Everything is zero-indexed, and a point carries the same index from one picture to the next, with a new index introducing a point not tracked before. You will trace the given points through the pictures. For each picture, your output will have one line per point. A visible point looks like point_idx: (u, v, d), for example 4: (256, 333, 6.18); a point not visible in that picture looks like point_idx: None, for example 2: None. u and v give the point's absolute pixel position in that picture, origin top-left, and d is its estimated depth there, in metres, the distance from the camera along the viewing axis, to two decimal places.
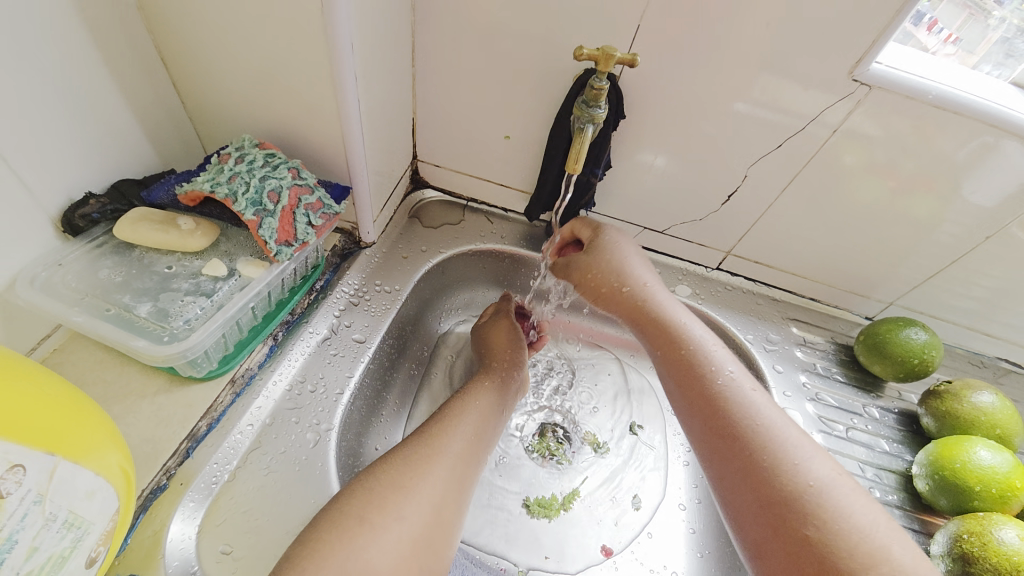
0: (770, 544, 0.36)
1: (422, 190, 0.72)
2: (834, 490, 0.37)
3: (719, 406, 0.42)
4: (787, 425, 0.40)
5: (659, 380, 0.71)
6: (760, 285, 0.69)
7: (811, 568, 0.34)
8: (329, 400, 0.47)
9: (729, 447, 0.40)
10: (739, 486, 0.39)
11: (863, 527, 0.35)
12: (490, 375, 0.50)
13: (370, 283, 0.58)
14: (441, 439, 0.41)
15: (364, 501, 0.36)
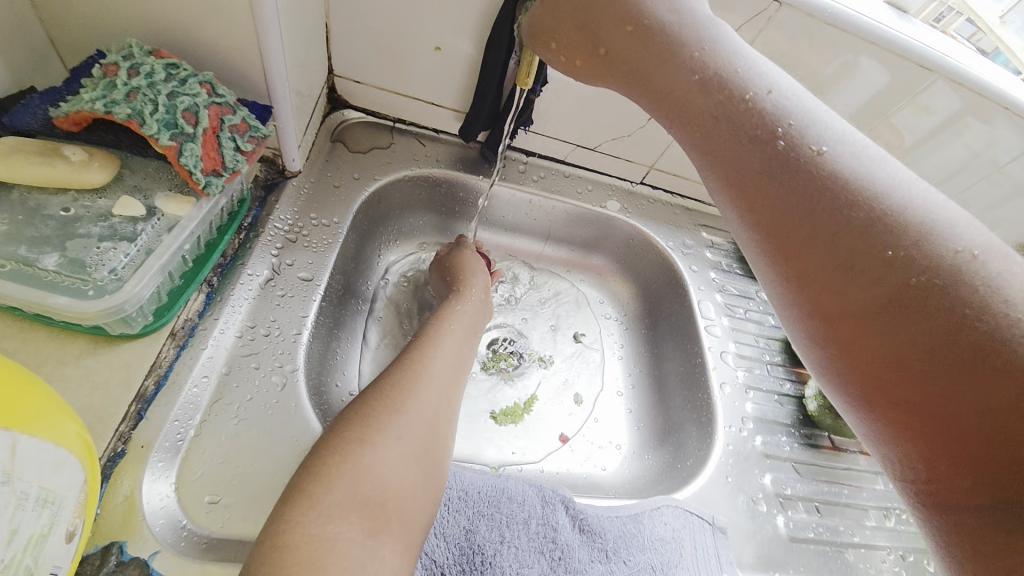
0: (857, 350, 0.29)
1: (342, 111, 0.66)
2: (954, 269, 0.27)
3: (790, 203, 0.31)
4: (888, 189, 0.29)
5: (592, 290, 0.78)
6: (676, 196, 0.79)
7: (915, 367, 0.27)
8: (287, 342, 0.45)
9: (802, 239, 0.30)
10: (811, 301, 0.31)
11: (994, 303, 0.26)
12: (457, 300, 0.53)
13: (305, 216, 0.54)
14: (424, 362, 0.43)
15: (357, 429, 0.37)
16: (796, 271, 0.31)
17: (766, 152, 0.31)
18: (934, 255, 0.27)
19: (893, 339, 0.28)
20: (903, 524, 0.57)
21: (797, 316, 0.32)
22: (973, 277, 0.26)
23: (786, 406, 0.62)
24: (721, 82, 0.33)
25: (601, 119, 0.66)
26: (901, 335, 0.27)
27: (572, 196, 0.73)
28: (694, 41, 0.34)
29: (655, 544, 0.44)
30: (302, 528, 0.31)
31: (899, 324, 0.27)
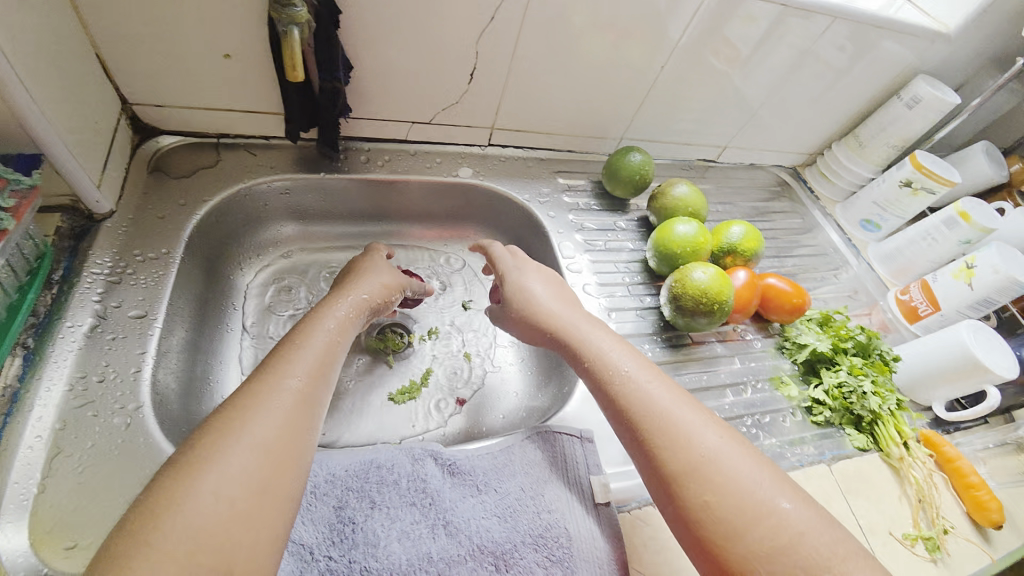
0: (658, 485, 0.42)
1: (156, 139, 0.64)
2: (724, 465, 0.40)
3: (650, 419, 0.44)
4: (696, 419, 0.44)
5: (472, 256, 0.81)
6: (527, 150, 0.82)
7: (688, 501, 0.40)
8: (127, 381, 0.47)
9: (604, 390, 0.48)
10: (635, 449, 0.44)
11: (745, 489, 0.39)
12: (323, 314, 0.51)
13: (127, 255, 0.54)
14: (277, 375, 0.42)
15: (185, 469, 0.34)
16: (614, 419, 0.47)
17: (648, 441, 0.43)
18: (710, 453, 0.41)
19: (680, 486, 0.41)
20: (756, 392, 0.67)
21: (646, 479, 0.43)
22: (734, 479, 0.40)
23: (647, 318, 0.70)
24: (586, 351, 0.52)
25: (420, 93, 0.67)
26: (683, 486, 0.40)
27: (422, 172, 0.74)
28: (581, 321, 0.55)
29: (523, 471, 0.49)
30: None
31: (691, 483, 0.40)
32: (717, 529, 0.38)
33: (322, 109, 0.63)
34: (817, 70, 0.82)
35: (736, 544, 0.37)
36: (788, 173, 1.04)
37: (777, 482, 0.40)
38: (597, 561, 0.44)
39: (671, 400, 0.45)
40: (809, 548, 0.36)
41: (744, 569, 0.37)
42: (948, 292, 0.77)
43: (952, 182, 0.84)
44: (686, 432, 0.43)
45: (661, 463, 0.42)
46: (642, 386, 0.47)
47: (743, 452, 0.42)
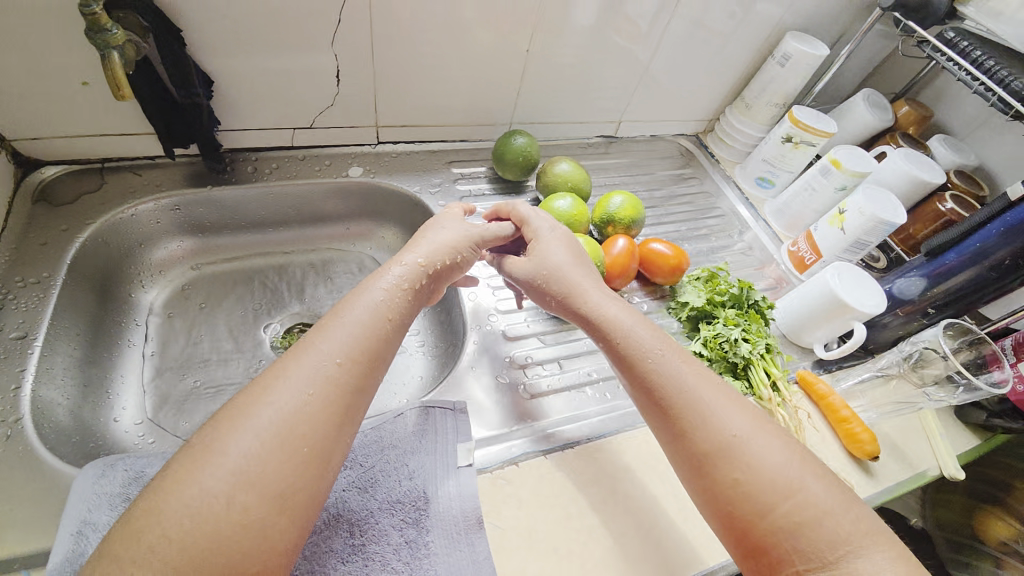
0: (687, 460, 0.45)
1: (40, 170, 0.66)
2: (756, 448, 0.43)
3: (689, 399, 0.46)
4: (728, 405, 0.45)
5: (378, 252, 0.85)
6: (419, 144, 0.85)
7: (719, 478, 0.43)
8: (8, 397, 0.51)
9: (632, 372, 0.49)
10: (665, 428, 0.46)
11: (774, 472, 0.42)
12: (366, 282, 0.49)
13: (9, 281, 0.57)
14: (309, 353, 0.41)
15: (190, 459, 0.35)
16: (643, 399, 0.48)
17: (681, 419, 0.45)
18: (740, 435, 0.44)
19: (713, 465, 0.43)
20: None
21: (674, 452, 0.46)
22: (765, 460, 0.42)
23: None
24: (620, 327, 0.51)
25: (290, 98, 0.70)
26: (712, 464, 0.43)
27: (312, 175, 0.77)
28: (602, 299, 0.54)
29: (391, 444, 0.53)
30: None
31: (723, 462, 0.43)
32: (747, 502, 0.41)
33: (191, 128, 0.66)
34: (699, 36, 0.86)
35: (763, 520, 0.40)
36: (691, 141, 1.07)
37: (805, 465, 0.43)
38: (451, 518, 0.48)
39: (702, 383, 0.47)
40: (833, 526, 0.40)
41: (772, 541, 0.40)
42: (826, 239, 0.81)
43: (829, 133, 0.87)
44: (717, 418, 0.44)
45: (694, 444, 0.44)
46: (674, 367, 0.48)
47: (775, 437, 0.44)
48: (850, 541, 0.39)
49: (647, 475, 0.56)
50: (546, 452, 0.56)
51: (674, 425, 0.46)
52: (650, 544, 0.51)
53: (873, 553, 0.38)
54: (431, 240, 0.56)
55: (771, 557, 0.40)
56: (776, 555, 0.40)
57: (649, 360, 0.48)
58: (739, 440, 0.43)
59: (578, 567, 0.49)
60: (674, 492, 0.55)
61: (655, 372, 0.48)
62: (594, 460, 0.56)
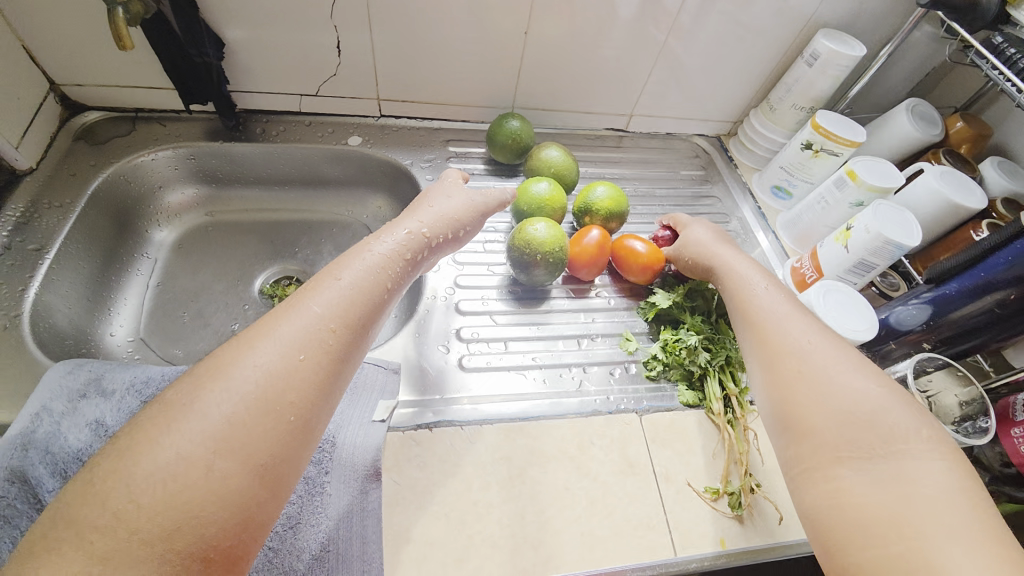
0: (760, 362, 0.50)
1: (83, 114, 0.76)
2: (826, 360, 0.46)
3: (776, 319, 0.52)
4: (809, 331, 0.49)
5: (371, 221, 0.89)
6: (420, 121, 0.88)
7: (783, 375, 0.47)
8: (15, 294, 0.60)
9: (734, 298, 0.58)
10: (749, 339, 0.52)
11: (840, 380, 0.44)
12: (393, 228, 0.54)
13: (39, 201, 0.67)
14: (304, 299, 0.42)
15: (160, 421, 0.33)
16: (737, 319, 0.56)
17: (764, 330, 0.51)
18: (813, 351, 0.47)
19: (780, 368, 0.47)
20: (594, 345, 0.69)
21: (752, 359, 0.51)
22: (834, 373, 0.45)
23: (497, 272, 0.73)
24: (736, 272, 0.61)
25: (295, 66, 0.76)
26: (783, 365, 0.47)
27: (314, 140, 0.82)
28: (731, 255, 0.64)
29: None
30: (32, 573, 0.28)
31: (792, 365, 0.47)
32: (806, 394, 0.44)
33: (204, 86, 0.73)
34: (719, 29, 0.82)
35: (814, 411, 0.43)
36: (711, 142, 1.01)
37: (875, 385, 0.43)
38: (351, 466, 0.50)
39: (790, 315, 0.52)
40: (885, 426, 0.40)
41: (817, 428, 0.42)
42: (829, 256, 0.74)
43: (856, 142, 0.80)
44: (801, 335, 0.49)
45: (770, 345, 0.50)
46: (765, 297, 0.55)
47: (856, 362, 0.46)
48: (912, 456, 0.38)
49: (561, 464, 0.56)
50: (464, 423, 0.57)
51: (754, 333, 0.52)
52: (545, 529, 0.51)
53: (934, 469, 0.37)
54: (444, 208, 0.61)
55: (809, 444, 0.42)
56: (818, 440, 0.42)
57: (756, 294, 0.56)
58: (816, 353, 0.47)
59: (464, 534, 0.49)
60: (584, 486, 0.55)
61: (755, 301, 0.55)
62: (511, 439, 0.57)
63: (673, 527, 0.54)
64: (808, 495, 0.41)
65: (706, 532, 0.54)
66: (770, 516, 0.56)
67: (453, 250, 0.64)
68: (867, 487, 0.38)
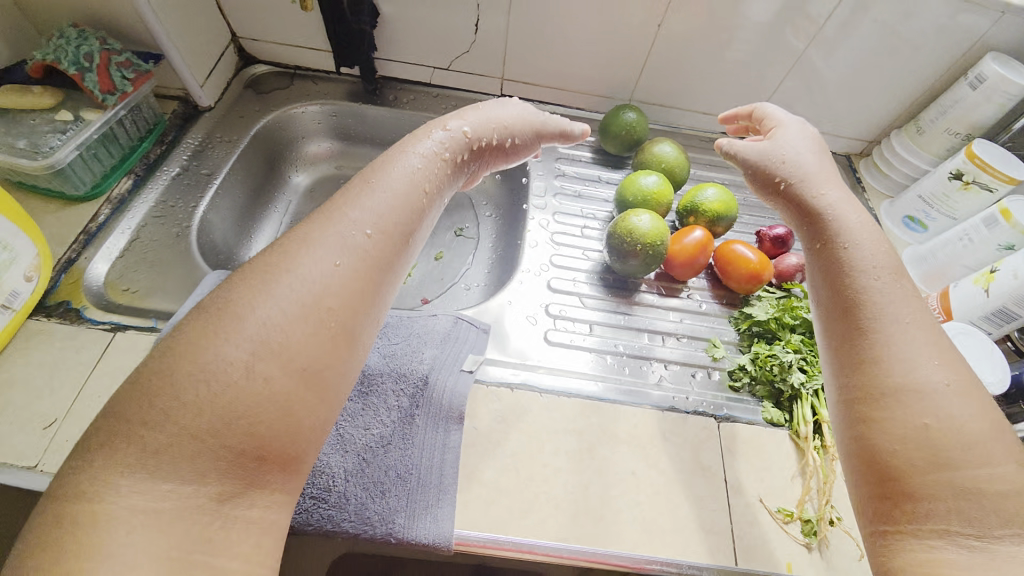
0: (858, 381, 0.39)
1: (252, 66, 0.87)
2: (956, 406, 0.36)
3: (895, 327, 0.40)
4: (935, 355, 0.38)
5: (474, 193, 0.94)
6: (537, 104, 0.91)
7: (889, 410, 0.37)
8: (187, 210, 0.71)
9: (835, 277, 0.45)
10: (848, 346, 0.41)
11: (968, 435, 0.35)
12: (433, 130, 0.49)
13: (213, 136, 0.78)
14: (342, 202, 0.38)
15: (204, 324, 0.31)
16: (834, 306, 0.44)
17: (878, 338, 0.40)
18: (938, 389, 0.36)
19: (887, 399, 0.37)
20: (680, 345, 0.68)
21: (846, 373, 0.40)
22: (961, 425, 0.35)
23: (592, 258, 0.75)
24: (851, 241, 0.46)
25: (435, 40, 0.82)
26: (889, 398, 0.37)
27: (438, 111, 0.88)
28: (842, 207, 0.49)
29: (418, 334, 0.62)
30: (92, 462, 0.27)
31: (905, 400, 0.37)
32: (922, 445, 0.35)
33: (355, 52, 0.81)
34: (869, 40, 0.76)
35: (932, 470, 0.34)
36: (838, 160, 0.94)
37: (1009, 452, 0.34)
38: (443, 409, 0.55)
39: (915, 323, 0.40)
40: (1016, 510, 0.32)
41: (929, 491, 0.34)
42: (962, 299, 0.67)
43: (1016, 179, 0.71)
44: (924, 360, 0.38)
45: (877, 365, 0.39)
46: (882, 289, 0.42)
47: (987, 415, 0.36)
48: (1011, 525, 0.32)
49: (631, 450, 0.57)
50: (543, 391, 0.59)
51: (858, 342, 0.41)
52: (606, 505, 0.52)
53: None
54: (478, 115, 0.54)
55: (911, 507, 0.34)
56: (924, 506, 0.34)
57: (873, 279, 0.43)
58: (942, 392, 0.36)
59: (530, 491, 0.52)
60: (652, 476, 0.55)
61: (868, 292, 0.42)
62: (586, 415, 0.58)
63: (738, 538, 0.53)
64: (894, 560, 0.34)
65: (773, 552, 0.52)
66: (848, 552, 0.53)
67: (501, 164, 0.60)
68: (975, 574, 0.31)
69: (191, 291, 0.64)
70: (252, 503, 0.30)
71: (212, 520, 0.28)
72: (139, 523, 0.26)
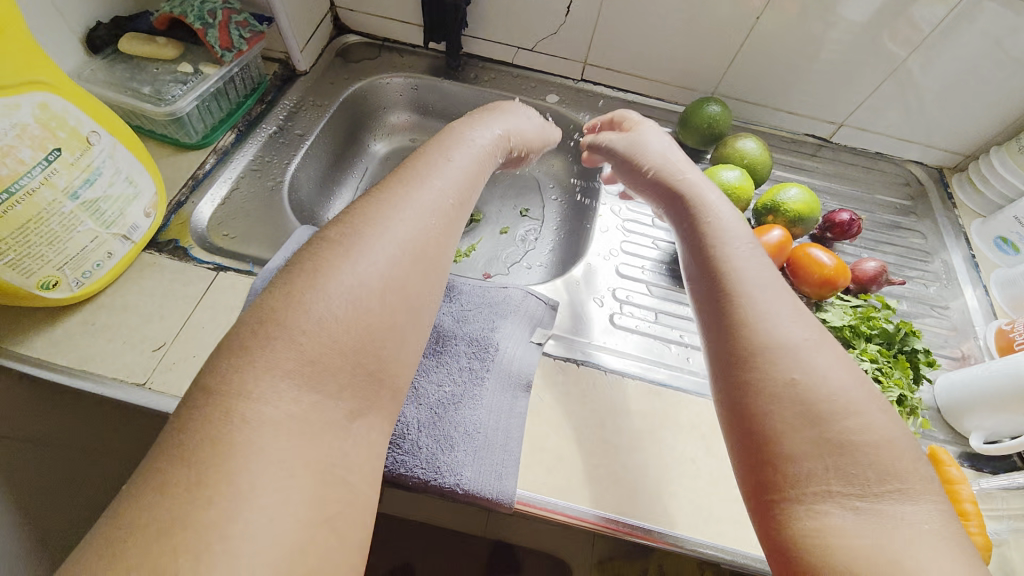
0: (726, 348, 0.40)
1: (345, 36, 0.91)
2: (808, 354, 0.38)
3: (751, 293, 0.42)
4: (788, 309, 0.41)
5: (542, 176, 0.95)
6: (617, 92, 0.91)
7: (754, 369, 0.38)
8: (280, 166, 0.75)
9: (711, 251, 0.47)
10: (715, 319, 0.42)
11: (834, 386, 0.36)
12: (469, 123, 0.57)
13: (307, 99, 0.82)
14: (425, 171, 0.46)
15: (324, 262, 0.36)
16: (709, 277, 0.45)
17: (739, 305, 0.41)
18: (789, 340, 0.39)
19: (748, 362, 0.39)
20: None
21: (716, 345, 0.41)
22: (817, 376, 0.37)
23: (661, 247, 0.75)
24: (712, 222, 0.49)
25: (523, 20, 0.83)
26: (749, 361, 0.39)
27: (518, 91, 0.90)
28: (695, 197, 0.53)
29: (491, 302, 0.64)
30: (251, 366, 0.32)
31: (761, 362, 0.38)
32: (793, 401, 0.36)
33: (446, 27, 0.83)
34: (982, 47, 0.72)
35: (808, 423, 0.35)
36: (928, 173, 0.90)
37: (867, 396, 0.37)
38: (514, 376, 0.57)
39: (774, 287, 0.43)
40: (880, 454, 0.34)
41: (800, 444, 0.35)
42: None
43: None
44: (774, 320, 0.40)
45: (743, 327, 0.40)
46: (742, 259, 0.45)
47: (840, 361, 0.38)
48: (900, 477, 0.33)
49: (693, 437, 0.57)
50: (607, 370, 0.61)
51: (725, 306, 0.42)
52: (664, 486, 0.53)
53: (923, 498, 0.33)
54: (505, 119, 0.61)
55: (789, 463, 0.35)
56: (798, 458, 0.34)
57: (727, 256, 0.45)
58: (796, 346, 0.38)
59: (589, 464, 0.53)
60: (712, 465, 0.55)
61: (734, 264, 0.44)
62: (648, 398, 0.59)
63: None
64: (783, 524, 0.34)
65: None
66: None
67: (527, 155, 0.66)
68: (857, 523, 0.32)
69: (282, 242, 0.67)
70: (371, 425, 0.35)
71: (342, 432, 0.33)
72: (296, 426, 0.31)
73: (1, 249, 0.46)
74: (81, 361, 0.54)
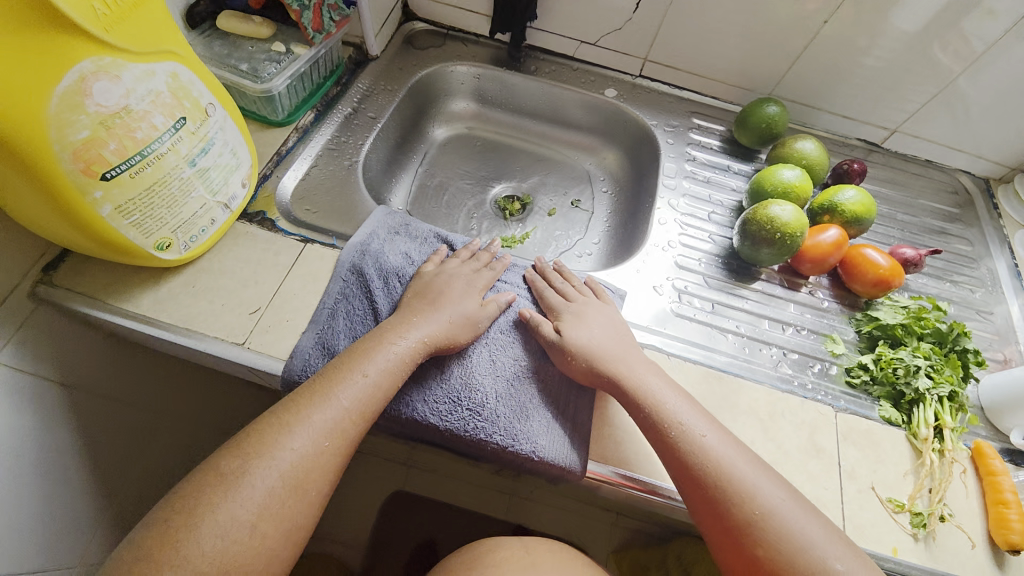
0: (720, 532, 0.48)
1: (412, 22, 0.93)
2: (778, 514, 0.46)
3: (708, 482, 0.49)
4: (747, 472, 0.49)
5: (594, 168, 0.97)
6: (673, 89, 0.94)
7: (747, 547, 0.46)
8: (354, 146, 0.78)
9: (671, 454, 0.51)
10: (698, 509, 0.49)
11: (805, 541, 0.45)
12: (366, 340, 0.54)
13: (378, 83, 0.86)
14: (331, 386, 0.49)
15: (206, 496, 0.41)
16: (683, 475, 0.50)
17: (710, 501, 0.48)
18: (760, 507, 0.47)
19: (736, 546, 0.47)
20: (799, 335, 0.70)
21: (707, 532, 0.49)
22: (790, 538, 0.45)
23: (716, 242, 0.78)
24: (656, 409, 0.53)
25: (588, 15, 0.85)
26: (739, 546, 0.47)
27: (577, 85, 0.92)
28: (636, 376, 0.55)
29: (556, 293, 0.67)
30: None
31: (744, 538, 0.46)
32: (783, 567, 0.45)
33: (512, 19, 0.86)
34: None
35: None
36: (974, 184, 0.92)
37: (828, 542, 0.46)
38: None
39: (735, 456, 0.50)
40: None
41: None
42: None
43: None
44: (738, 496, 0.47)
45: (726, 509, 0.47)
46: (698, 439, 0.50)
47: (797, 509, 0.47)
48: None
49: (750, 420, 0.60)
50: (670, 353, 0.64)
51: (709, 496, 0.48)
52: None
53: None
54: (429, 321, 0.56)
55: None
56: None
57: (677, 445, 0.51)
58: (761, 516, 0.46)
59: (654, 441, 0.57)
60: (769, 448, 0.58)
61: (692, 456, 0.50)
62: (709, 383, 0.62)
63: (848, 517, 0.55)
64: None
65: (881, 535, 0.55)
66: (955, 547, 0.55)
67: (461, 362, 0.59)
68: None
69: (359, 219, 0.71)
70: None
71: None
72: None
73: (129, 208, 0.49)
74: (184, 319, 0.57)
